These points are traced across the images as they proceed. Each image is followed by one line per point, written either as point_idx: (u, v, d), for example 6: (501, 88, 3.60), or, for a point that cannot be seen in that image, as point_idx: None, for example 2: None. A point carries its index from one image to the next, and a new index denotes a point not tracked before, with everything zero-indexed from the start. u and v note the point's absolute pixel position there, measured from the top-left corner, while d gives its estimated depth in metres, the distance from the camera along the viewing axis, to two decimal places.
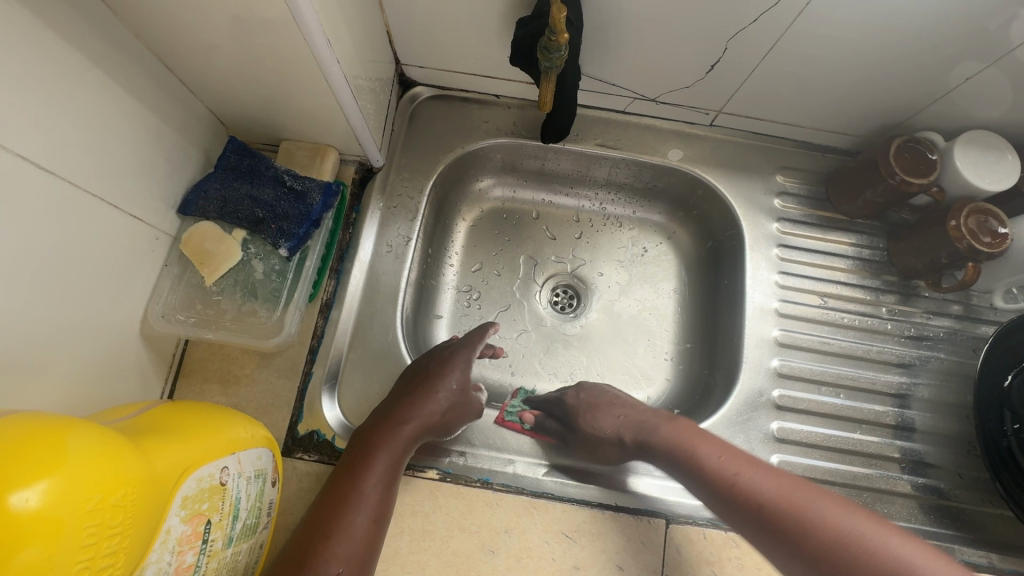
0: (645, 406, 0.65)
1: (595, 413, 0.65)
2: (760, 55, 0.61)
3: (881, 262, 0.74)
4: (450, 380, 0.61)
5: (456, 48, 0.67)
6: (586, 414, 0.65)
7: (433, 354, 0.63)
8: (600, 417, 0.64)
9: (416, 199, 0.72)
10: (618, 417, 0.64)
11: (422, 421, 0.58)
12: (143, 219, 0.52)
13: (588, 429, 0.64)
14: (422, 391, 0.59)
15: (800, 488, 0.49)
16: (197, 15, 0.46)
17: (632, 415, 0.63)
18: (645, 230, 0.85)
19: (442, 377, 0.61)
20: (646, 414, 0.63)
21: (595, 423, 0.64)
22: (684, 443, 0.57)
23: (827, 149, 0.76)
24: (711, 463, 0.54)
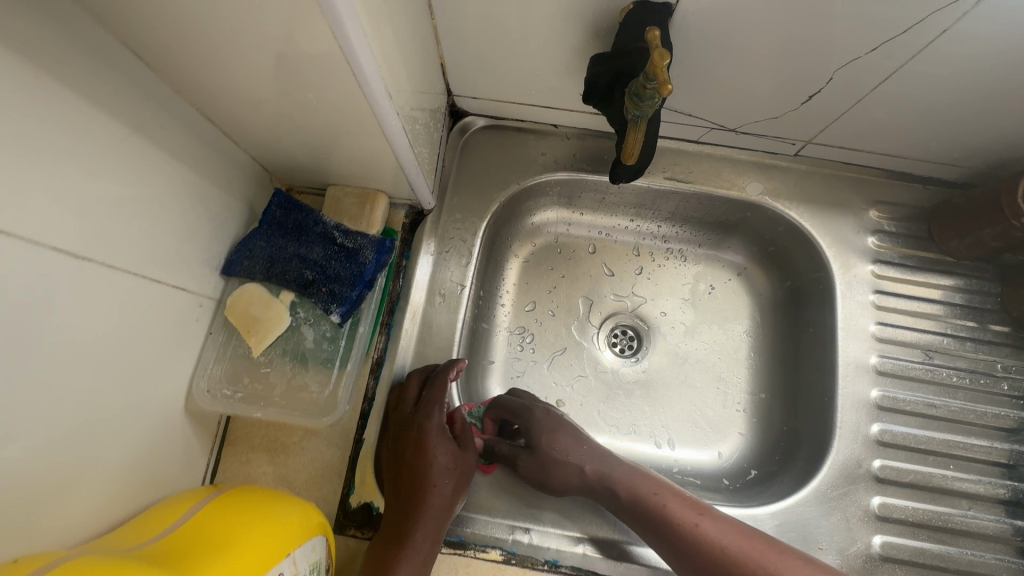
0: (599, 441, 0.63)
1: (553, 436, 0.61)
2: (870, 86, 0.53)
3: (993, 309, 0.66)
4: (443, 446, 0.57)
5: (516, 78, 0.61)
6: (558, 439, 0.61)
7: (406, 437, 0.57)
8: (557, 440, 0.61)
9: (470, 242, 0.67)
10: (577, 449, 0.61)
11: (436, 508, 0.53)
12: (184, 288, 0.48)
13: (549, 448, 0.60)
14: (422, 471, 0.55)
15: (762, 542, 0.51)
16: (244, 72, 0.41)
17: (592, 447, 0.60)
18: (714, 266, 0.77)
19: (430, 448, 0.56)
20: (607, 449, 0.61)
21: (557, 444, 0.60)
22: (646, 483, 0.57)
23: (930, 180, 0.68)
24: (676, 515, 0.54)
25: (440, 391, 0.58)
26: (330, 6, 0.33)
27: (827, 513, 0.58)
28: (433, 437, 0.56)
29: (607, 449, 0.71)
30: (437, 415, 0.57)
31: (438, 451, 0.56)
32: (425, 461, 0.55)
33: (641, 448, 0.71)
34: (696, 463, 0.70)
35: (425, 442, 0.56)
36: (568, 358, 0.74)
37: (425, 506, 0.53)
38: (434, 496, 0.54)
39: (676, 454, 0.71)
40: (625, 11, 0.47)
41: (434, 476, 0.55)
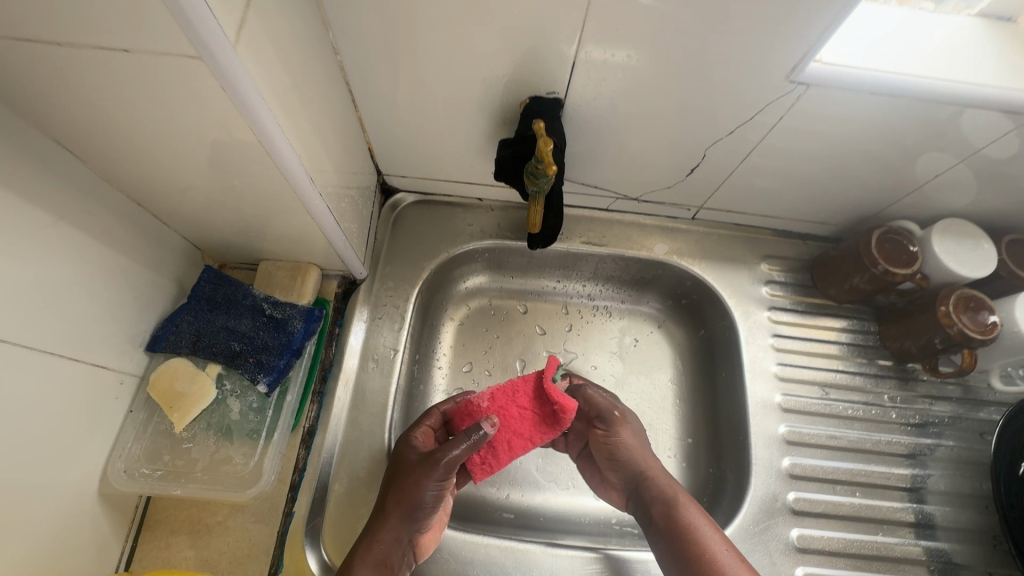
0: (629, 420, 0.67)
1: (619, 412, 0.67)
2: (738, 160, 0.63)
3: (877, 346, 0.74)
4: (412, 455, 0.57)
5: (439, 160, 0.68)
6: (635, 449, 0.64)
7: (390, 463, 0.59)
8: (626, 437, 0.64)
9: (402, 307, 0.69)
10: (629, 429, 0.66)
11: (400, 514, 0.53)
12: (104, 366, 0.49)
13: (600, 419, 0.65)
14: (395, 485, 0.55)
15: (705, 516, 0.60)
16: (173, 163, 0.45)
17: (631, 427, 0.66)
18: (635, 321, 0.83)
19: (400, 461, 0.57)
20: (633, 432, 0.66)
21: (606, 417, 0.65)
22: (647, 457, 0.64)
23: (808, 236, 0.78)
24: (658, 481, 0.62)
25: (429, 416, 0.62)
26: (256, 120, 0.39)
27: (752, 549, 0.61)
28: (412, 453, 0.57)
29: (547, 505, 0.72)
30: (416, 432, 0.60)
31: (412, 463, 0.57)
32: (399, 476, 0.56)
33: (580, 501, 0.73)
34: None
35: (409, 462, 0.56)
36: None
37: (390, 518, 0.53)
38: (393, 510, 0.54)
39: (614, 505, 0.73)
40: (524, 104, 0.56)
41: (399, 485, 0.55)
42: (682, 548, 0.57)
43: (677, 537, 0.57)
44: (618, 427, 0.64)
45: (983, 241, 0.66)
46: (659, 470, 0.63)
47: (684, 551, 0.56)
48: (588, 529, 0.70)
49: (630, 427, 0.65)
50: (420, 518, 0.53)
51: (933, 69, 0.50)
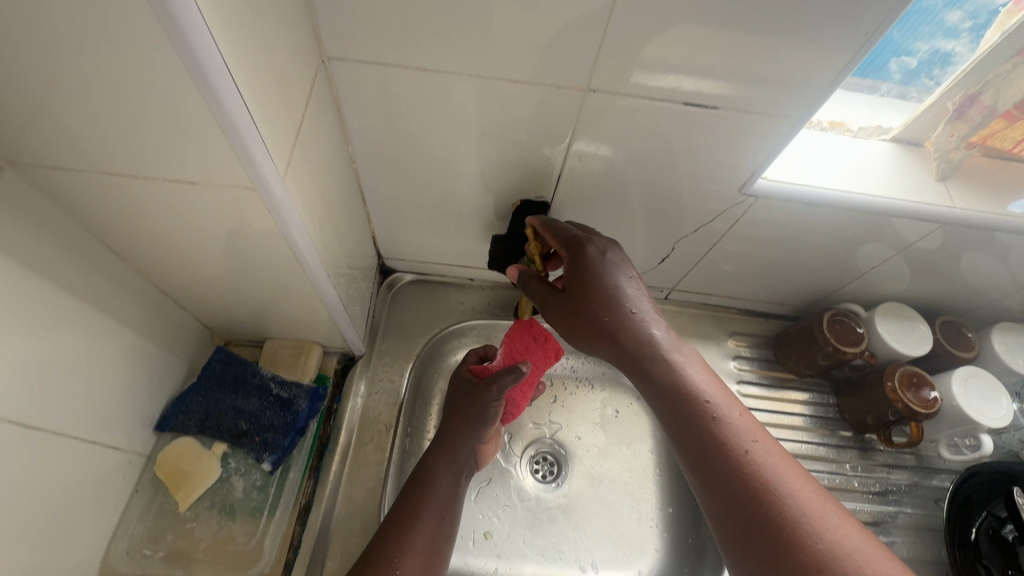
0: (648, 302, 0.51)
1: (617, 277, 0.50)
2: (703, 250, 0.72)
3: (837, 417, 0.80)
4: (467, 379, 0.69)
5: (436, 246, 0.75)
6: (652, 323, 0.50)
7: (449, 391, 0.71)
8: (637, 305, 0.50)
9: (397, 382, 0.73)
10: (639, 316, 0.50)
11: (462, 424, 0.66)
12: (114, 446, 0.51)
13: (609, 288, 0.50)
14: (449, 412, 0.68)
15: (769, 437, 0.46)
16: (204, 259, 0.50)
17: (641, 306, 0.50)
18: (616, 392, 0.88)
19: (456, 387, 0.70)
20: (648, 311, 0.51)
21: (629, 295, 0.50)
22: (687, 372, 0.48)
23: (770, 314, 0.86)
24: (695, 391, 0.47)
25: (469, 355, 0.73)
26: (284, 222, 0.44)
27: None
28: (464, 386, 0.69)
29: None
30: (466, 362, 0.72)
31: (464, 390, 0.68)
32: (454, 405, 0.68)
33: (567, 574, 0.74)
34: None
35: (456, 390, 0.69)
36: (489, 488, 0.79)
37: (454, 430, 0.66)
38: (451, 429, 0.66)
39: None
40: (516, 206, 0.65)
41: (458, 402, 0.67)
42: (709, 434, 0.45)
43: (708, 448, 0.45)
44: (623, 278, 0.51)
45: (919, 322, 0.74)
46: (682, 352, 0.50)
47: (720, 461, 0.44)
48: None
49: (620, 270, 0.51)
50: (480, 428, 0.66)
51: (857, 185, 0.60)
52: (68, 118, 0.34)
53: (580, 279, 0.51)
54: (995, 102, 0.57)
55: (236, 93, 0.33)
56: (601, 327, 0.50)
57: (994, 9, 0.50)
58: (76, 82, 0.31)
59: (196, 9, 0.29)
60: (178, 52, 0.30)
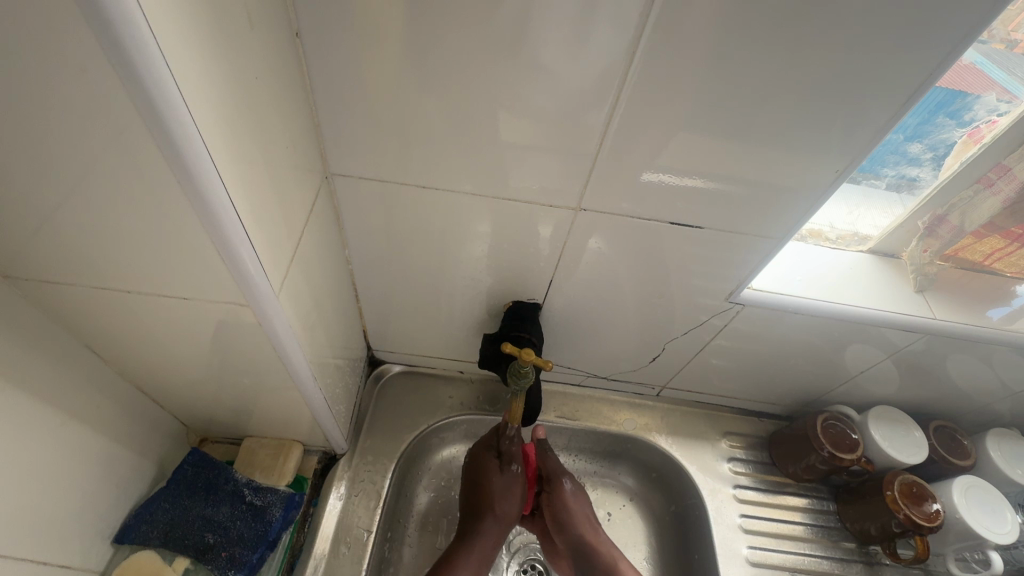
0: (582, 500, 0.72)
1: (558, 503, 0.71)
2: (694, 350, 0.73)
3: (839, 527, 0.77)
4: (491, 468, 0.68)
5: (426, 339, 0.74)
6: (581, 526, 0.71)
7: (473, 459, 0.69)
8: (575, 519, 0.71)
9: (380, 483, 0.69)
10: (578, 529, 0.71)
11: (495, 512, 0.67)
12: (69, 565, 0.47)
13: (556, 509, 0.71)
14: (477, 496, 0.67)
15: None
16: (188, 360, 0.50)
17: (583, 519, 0.71)
18: (610, 493, 0.83)
19: (483, 468, 0.68)
20: (580, 516, 0.71)
21: (567, 510, 0.71)
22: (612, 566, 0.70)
23: (763, 413, 0.85)
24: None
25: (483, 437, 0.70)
26: (274, 335, 0.45)
27: None
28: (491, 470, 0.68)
29: None
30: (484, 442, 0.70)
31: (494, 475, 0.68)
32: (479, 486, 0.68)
33: None
34: None
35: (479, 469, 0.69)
36: None
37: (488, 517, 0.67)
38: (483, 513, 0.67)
39: None
40: (508, 306, 0.66)
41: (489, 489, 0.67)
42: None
43: None
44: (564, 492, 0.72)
45: (913, 428, 0.74)
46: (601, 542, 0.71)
47: None
48: None
49: (574, 502, 0.71)
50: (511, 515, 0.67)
51: (838, 295, 0.62)
52: (68, 236, 0.35)
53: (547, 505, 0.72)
54: (962, 222, 0.60)
55: (233, 212, 0.34)
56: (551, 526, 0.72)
57: (951, 142, 0.55)
58: (83, 208, 0.32)
59: (200, 139, 0.29)
60: (178, 178, 0.30)
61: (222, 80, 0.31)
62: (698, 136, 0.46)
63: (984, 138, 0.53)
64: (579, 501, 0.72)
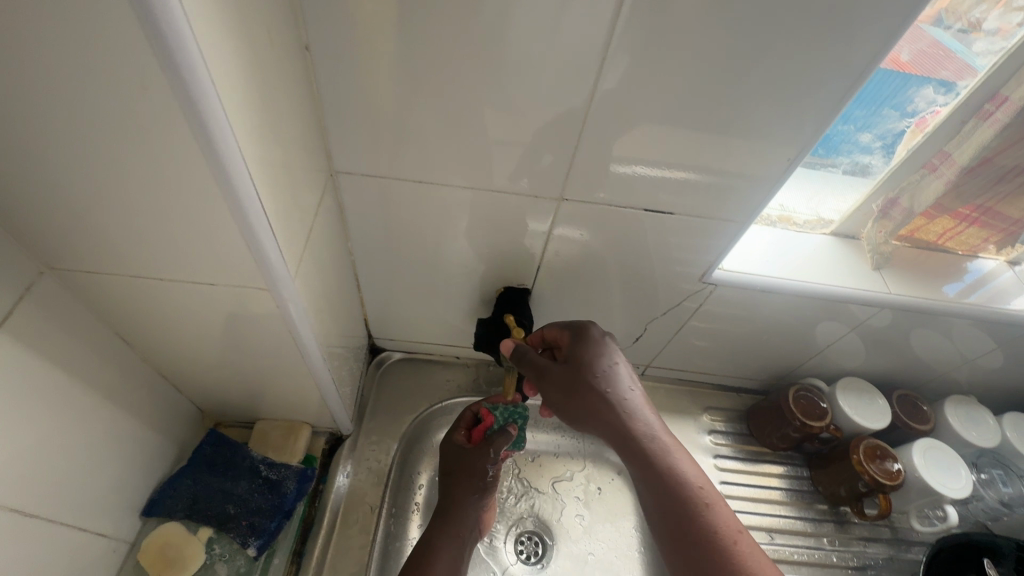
0: (614, 355, 0.56)
1: (596, 354, 0.56)
2: (674, 330, 0.78)
3: (812, 491, 0.83)
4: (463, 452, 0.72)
5: (424, 326, 0.79)
6: (631, 389, 0.55)
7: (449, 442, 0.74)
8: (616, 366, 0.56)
9: (383, 461, 0.74)
10: (622, 373, 0.56)
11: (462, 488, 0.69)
12: (105, 533, 0.52)
13: (587, 345, 0.57)
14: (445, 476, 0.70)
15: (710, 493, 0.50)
16: (206, 346, 0.54)
17: (620, 371, 0.56)
18: (598, 467, 0.88)
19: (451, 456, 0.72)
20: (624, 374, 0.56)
21: (609, 358, 0.56)
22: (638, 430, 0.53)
23: (742, 389, 0.90)
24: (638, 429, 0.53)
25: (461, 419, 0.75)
26: (292, 319, 0.49)
27: None
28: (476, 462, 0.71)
29: None
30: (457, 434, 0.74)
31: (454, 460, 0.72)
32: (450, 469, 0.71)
33: None
34: None
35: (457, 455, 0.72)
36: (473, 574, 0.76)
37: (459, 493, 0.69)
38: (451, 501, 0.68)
39: None
40: (499, 291, 0.70)
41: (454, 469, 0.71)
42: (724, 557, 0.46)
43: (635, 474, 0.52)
44: (619, 391, 0.54)
45: (877, 396, 0.80)
46: (685, 456, 0.52)
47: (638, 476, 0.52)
48: None
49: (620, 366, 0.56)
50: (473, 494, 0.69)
51: (802, 274, 0.67)
52: (108, 230, 0.39)
53: (577, 354, 0.57)
54: (912, 205, 0.65)
55: (251, 188, 0.37)
56: (572, 389, 0.55)
57: (899, 131, 0.61)
58: (121, 203, 0.37)
59: (225, 120, 0.33)
60: (217, 181, 0.35)
61: (250, 92, 0.36)
62: (668, 126, 0.50)
63: (928, 127, 0.59)
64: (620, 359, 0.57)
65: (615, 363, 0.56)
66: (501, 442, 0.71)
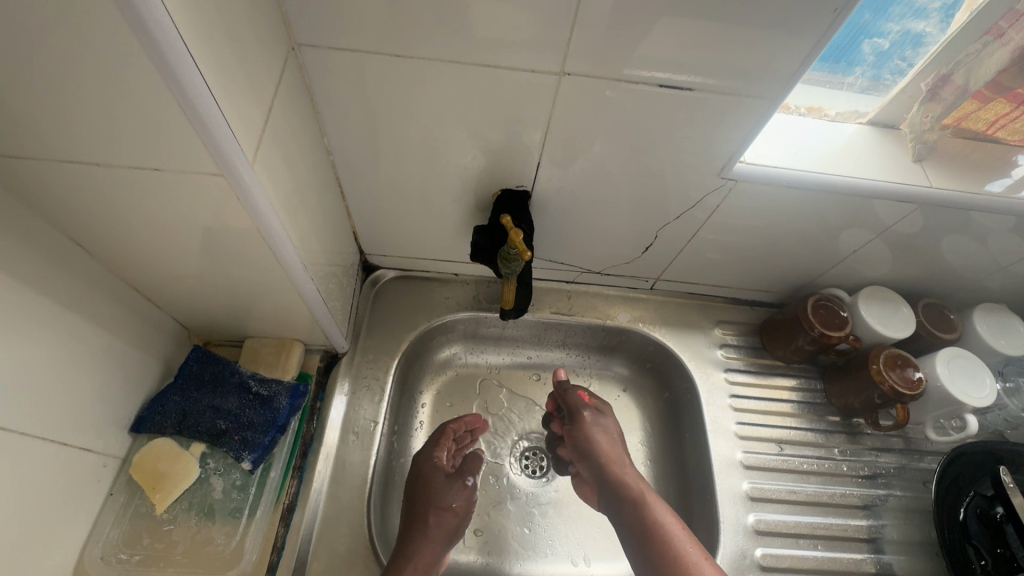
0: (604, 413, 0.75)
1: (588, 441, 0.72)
2: (687, 238, 0.72)
3: (825, 403, 0.80)
4: (443, 479, 0.67)
5: (418, 240, 0.74)
6: (613, 442, 0.72)
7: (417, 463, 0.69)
8: (606, 445, 0.71)
9: (383, 379, 0.72)
10: (610, 450, 0.71)
11: (446, 521, 0.64)
12: (91, 448, 0.51)
13: (585, 430, 0.73)
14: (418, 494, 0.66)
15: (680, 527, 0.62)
16: (174, 256, 0.49)
17: (608, 428, 0.73)
18: (604, 384, 0.86)
19: (427, 477, 0.67)
20: (607, 431, 0.73)
21: (595, 419, 0.73)
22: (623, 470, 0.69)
23: (755, 302, 0.86)
24: (620, 464, 0.69)
25: (443, 436, 0.71)
26: (264, 222, 0.44)
27: None
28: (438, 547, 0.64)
29: None
30: (439, 454, 0.70)
31: (438, 482, 0.67)
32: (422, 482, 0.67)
33: (559, 569, 0.71)
34: None
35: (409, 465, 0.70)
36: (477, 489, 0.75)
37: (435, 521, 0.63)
38: (431, 520, 0.63)
39: (593, 569, 0.72)
40: (495, 196, 0.64)
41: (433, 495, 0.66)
42: (671, 557, 0.58)
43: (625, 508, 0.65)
44: (597, 432, 0.72)
45: (902, 304, 0.75)
46: (664, 509, 0.64)
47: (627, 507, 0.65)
48: None
49: (604, 426, 0.73)
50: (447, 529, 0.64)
51: (833, 168, 0.60)
52: (23, 105, 0.33)
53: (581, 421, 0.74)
54: (968, 82, 0.58)
55: (185, 54, 0.32)
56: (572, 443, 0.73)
57: None
58: (27, 66, 0.31)
59: None
60: (134, 30, 0.29)
61: None
62: None
63: None
64: (605, 426, 0.73)
65: (602, 430, 0.73)
66: (473, 465, 0.73)
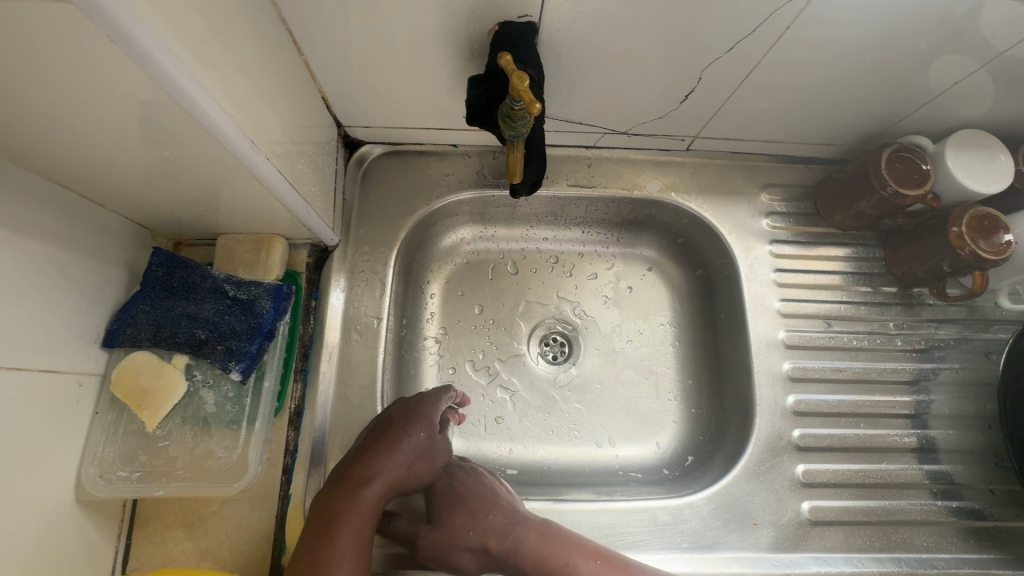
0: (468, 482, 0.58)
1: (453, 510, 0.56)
2: (736, 84, 0.57)
3: (882, 273, 0.71)
4: (424, 429, 0.56)
5: (403, 105, 0.60)
6: (465, 488, 0.58)
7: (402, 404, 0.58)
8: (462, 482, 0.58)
9: (382, 272, 0.64)
10: (478, 494, 0.57)
11: (399, 469, 0.53)
12: (61, 369, 0.46)
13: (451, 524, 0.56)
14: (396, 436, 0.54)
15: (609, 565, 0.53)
16: (83, 143, 0.38)
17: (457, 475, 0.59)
18: (628, 264, 0.78)
19: (414, 421, 0.56)
20: (474, 483, 0.58)
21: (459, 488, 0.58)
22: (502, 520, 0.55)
23: (811, 159, 0.72)
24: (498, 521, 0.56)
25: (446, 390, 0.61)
26: (176, 88, 0.33)
27: (756, 489, 0.62)
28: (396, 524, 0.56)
29: (555, 462, 0.69)
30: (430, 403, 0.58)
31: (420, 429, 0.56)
32: (407, 420, 0.56)
33: (583, 452, 0.70)
34: (638, 458, 0.70)
35: (403, 401, 0.59)
36: (495, 377, 0.72)
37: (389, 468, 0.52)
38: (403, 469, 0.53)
39: (617, 450, 0.70)
40: (491, 33, 0.49)
41: (409, 446, 0.54)
42: None
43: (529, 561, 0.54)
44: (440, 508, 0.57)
45: (1000, 153, 0.60)
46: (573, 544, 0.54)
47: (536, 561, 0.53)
48: (593, 479, 0.68)
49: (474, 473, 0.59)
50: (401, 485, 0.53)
51: None
52: None
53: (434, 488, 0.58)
54: None
55: None
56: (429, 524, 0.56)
57: None
58: None
59: None
60: None
61: None
62: None
63: None
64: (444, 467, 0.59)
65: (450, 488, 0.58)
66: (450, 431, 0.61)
